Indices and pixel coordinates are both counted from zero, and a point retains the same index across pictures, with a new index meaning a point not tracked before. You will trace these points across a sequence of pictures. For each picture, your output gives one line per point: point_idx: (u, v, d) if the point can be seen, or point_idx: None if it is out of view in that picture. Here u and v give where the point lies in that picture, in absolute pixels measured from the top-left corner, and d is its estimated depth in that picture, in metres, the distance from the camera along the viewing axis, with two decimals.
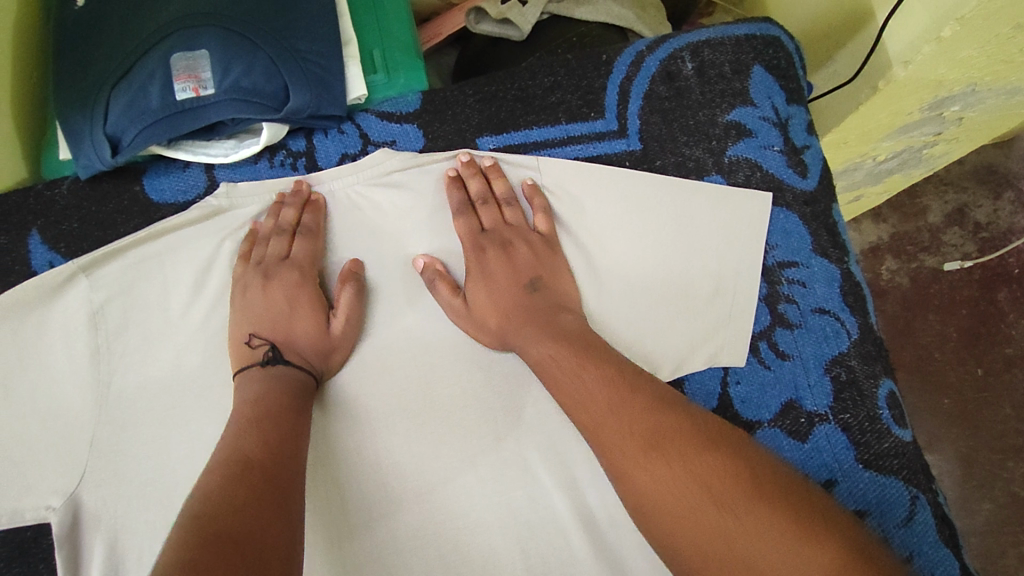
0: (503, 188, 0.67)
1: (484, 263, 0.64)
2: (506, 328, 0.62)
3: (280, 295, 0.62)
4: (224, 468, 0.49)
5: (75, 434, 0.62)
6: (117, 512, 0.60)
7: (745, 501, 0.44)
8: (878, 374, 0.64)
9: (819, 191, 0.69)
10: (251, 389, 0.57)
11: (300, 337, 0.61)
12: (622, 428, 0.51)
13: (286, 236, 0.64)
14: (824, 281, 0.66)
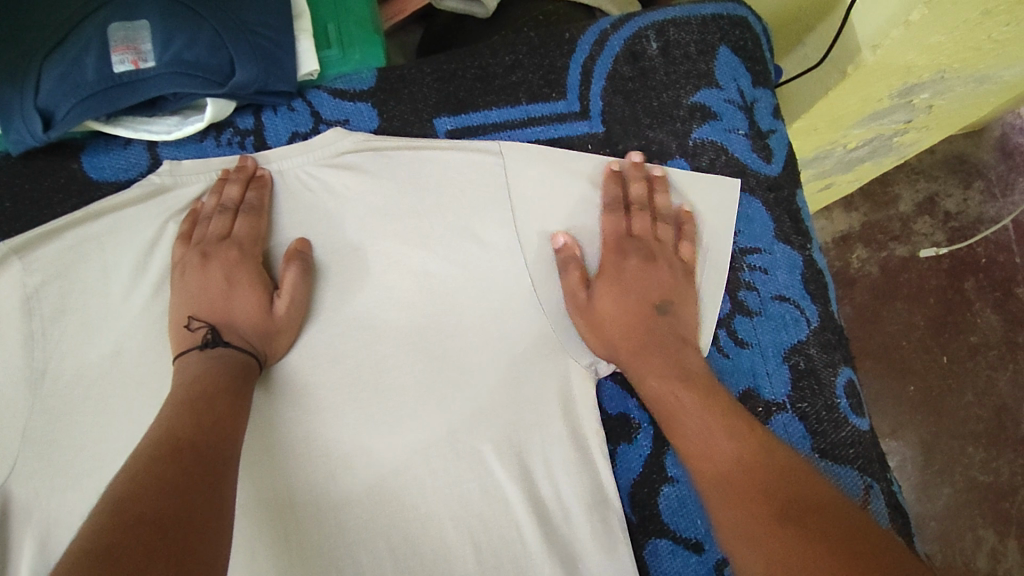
0: (663, 202, 0.65)
1: (622, 269, 0.61)
2: (622, 354, 0.59)
3: (219, 276, 0.59)
4: (155, 450, 0.47)
5: (6, 424, 0.58)
6: (48, 506, 0.57)
7: (816, 521, 0.44)
8: (837, 363, 0.63)
9: (783, 177, 0.68)
10: (184, 375, 0.55)
11: (241, 320, 0.58)
12: (703, 429, 0.52)
13: (229, 214, 0.61)
14: (786, 267, 0.65)
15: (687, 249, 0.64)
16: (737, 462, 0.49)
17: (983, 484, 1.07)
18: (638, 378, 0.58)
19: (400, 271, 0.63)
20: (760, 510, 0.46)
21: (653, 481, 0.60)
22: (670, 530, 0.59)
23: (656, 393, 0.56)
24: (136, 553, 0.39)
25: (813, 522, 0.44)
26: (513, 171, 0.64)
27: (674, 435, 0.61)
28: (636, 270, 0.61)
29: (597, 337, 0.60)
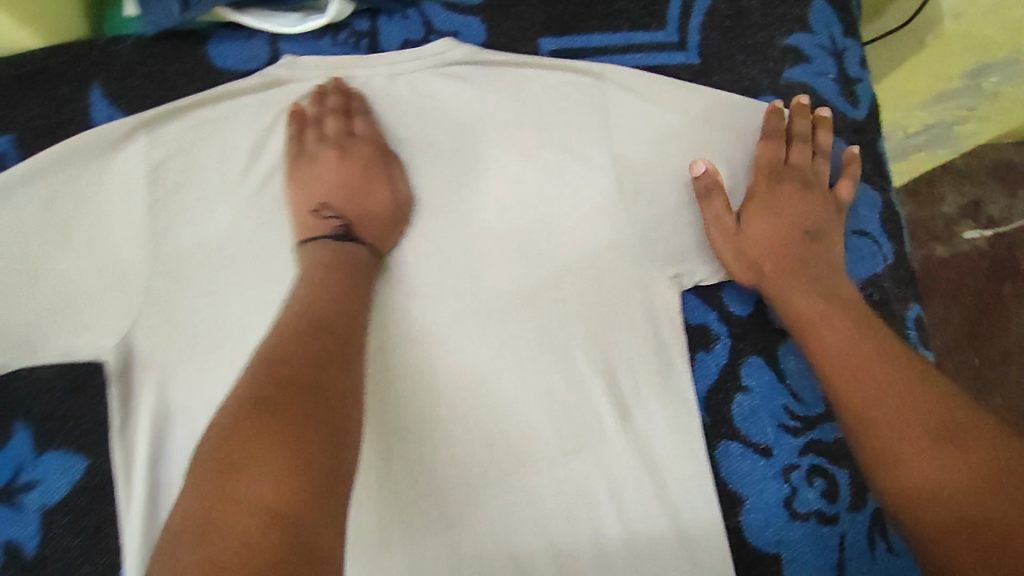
0: (824, 140, 0.68)
1: (773, 195, 0.65)
2: (769, 277, 0.63)
3: (355, 171, 0.64)
4: (296, 325, 0.51)
5: (128, 282, 0.63)
6: (166, 358, 0.62)
7: (952, 431, 0.50)
8: (908, 298, 0.66)
9: (868, 122, 0.71)
10: (313, 258, 0.59)
11: (376, 212, 0.63)
12: (850, 343, 0.57)
13: (341, 116, 0.65)
14: (866, 204, 0.68)
15: (845, 186, 0.67)
16: (885, 384, 0.54)
17: None
18: (781, 299, 0.62)
19: (499, 177, 0.66)
20: (916, 421, 0.51)
21: (728, 389, 0.64)
22: (741, 434, 0.63)
23: (800, 320, 0.61)
24: (290, 413, 0.44)
25: (946, 429, 0.50)
26: (611, 94, 0.67)
27: (749, 348, 0.64)
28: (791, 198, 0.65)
29: (737, 256, 0.64)
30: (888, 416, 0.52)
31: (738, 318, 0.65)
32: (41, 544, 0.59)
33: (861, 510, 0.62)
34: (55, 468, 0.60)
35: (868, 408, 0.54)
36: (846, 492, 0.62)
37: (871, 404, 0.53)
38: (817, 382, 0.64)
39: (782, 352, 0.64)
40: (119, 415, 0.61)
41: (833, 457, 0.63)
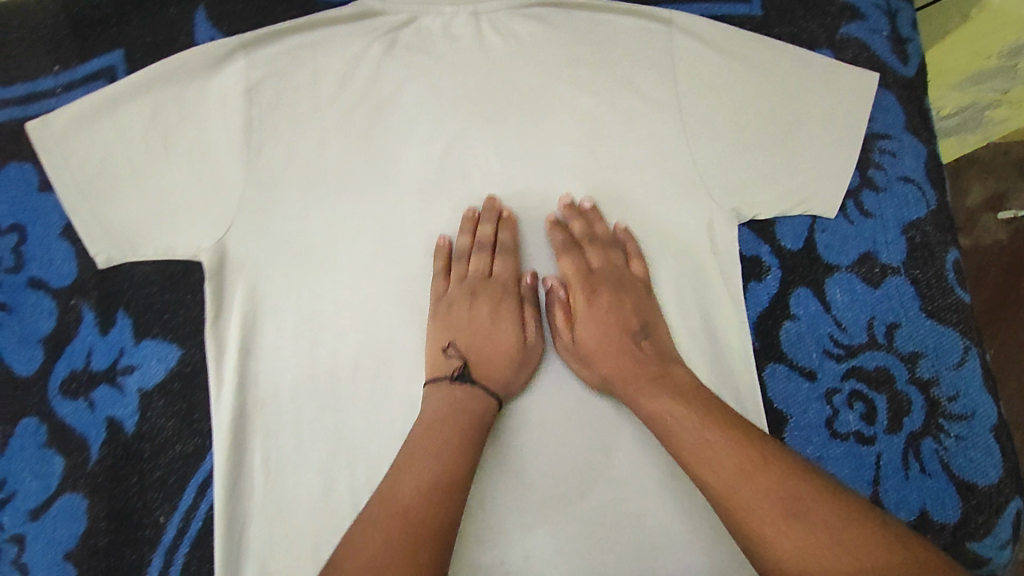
0: (604, 229, 0.69)
1: (592, 305, 0.66)
2: (617, 384, 0.63)
3: (485, 311, 0.67)
4: (455, 432, 0.60)
5: (223, 190, 0.67)
6: (256, 262, 0.66)
7: (827, 515, 0.51)
8: (948, 243, 0.70)
9: (917, 79, 0.75)
10: (431, 406, 0.62)
11: (498, 349, 0.65)
12: (696, 436, 0.58)
13: (445, 275, 0.68)
14: (912, 154, 0.72)
15: (639, 266, 0.68)
16: (739, 464, 0.55)
17: None
18: (631, 401, 0.62)
19: (570, 112, 0.71)
20: (764, 494, 0.53)
21: (777, 316, 0.68)
22: (788, 358, 0.67)
23: (652, 418, 0.61)
24: None
25: (818, 513, 0.51)
26: (679, 38, 0.72)
27: (799, 280, 0.69)
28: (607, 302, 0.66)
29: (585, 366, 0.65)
30: (757, 507, 0.53)
31: (789, 252, 0.69)
32: (139, 422, 0.64)
33: (897, 433, 0.66)
34: (152, 356, 0.65)
35: (731, 487, 0.54)
36: (884, 416, 0.66)
37: (733, 491, 0.54)
38: (860, 315, 0.68)
39: (829, 286, 0.69)
40: (212, 313, 0.65)
41: (874, 384, 0.67)
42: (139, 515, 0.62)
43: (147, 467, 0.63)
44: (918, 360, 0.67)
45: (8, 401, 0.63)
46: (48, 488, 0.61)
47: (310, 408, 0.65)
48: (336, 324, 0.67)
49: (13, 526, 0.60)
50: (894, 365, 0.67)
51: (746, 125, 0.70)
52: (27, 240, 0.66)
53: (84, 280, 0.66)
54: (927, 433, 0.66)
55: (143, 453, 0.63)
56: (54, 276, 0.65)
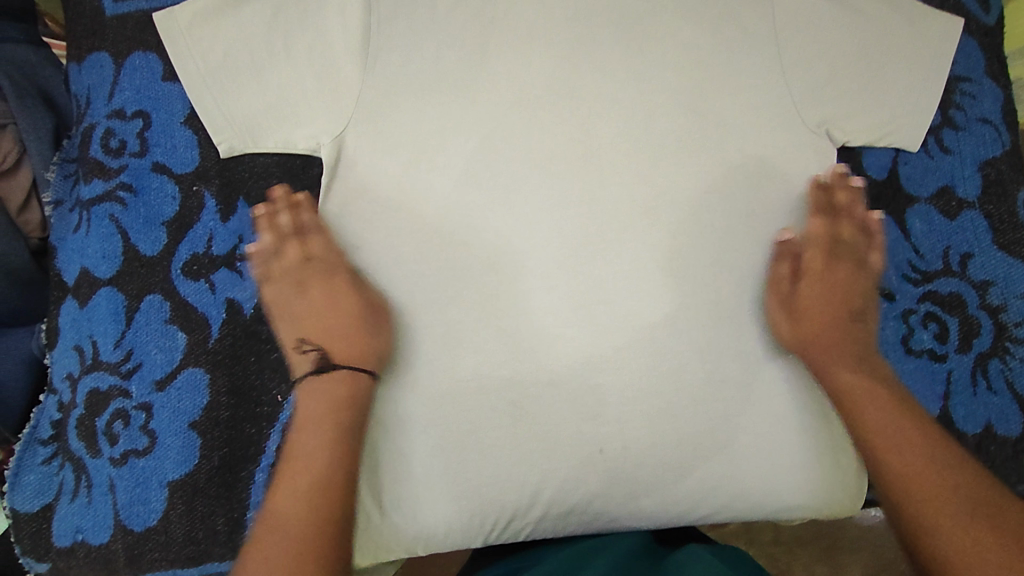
0: (860, 213, 0.72)
1: (828, 271, 0.71)
2: (811, 344, 0.68)
3: (835, 292, 0.71)
4: (319, 443, 0.60)
5: (342, 87, 0.68)
6: (371, 162, 0.68)
7: (993, 519, 0.57)
8: (1019, 182, 0.75)
9: (996, 29, 0.79)
10: (316, 408, 0.62)
11: (809, 305, 0.70)
12: (884, 421, 0.64)
13: (296, 239, 0.66)
14: (990, 97, 0.77)
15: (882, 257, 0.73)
16: (921, 462, 0.61)
17: None
18: (825, 371, 0.68)
19: (678, 37, 0.72)
20: (955, 503, 0.59)
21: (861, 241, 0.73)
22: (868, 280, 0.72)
23: (843, 390, 0.67)
24: None
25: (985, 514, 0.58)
26: None
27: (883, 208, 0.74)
28: (835, 277, 0.72)
29: (792, 320, 0.69)
30: (939, 503, 0.59)
31: (874, 181, 0.74)
32: (257, 306, 0.66)
33: (967, 353, 0.71)
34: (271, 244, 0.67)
35: (912, 480, 0.61)
36: (955, 336, 0.71)
37: (916, 487, 0.60)
38: (937, 243, 0.73)
39: (909, 215, 0.73)
40: (336, 205, 0.68)
41: (947, 307, 0.72)
42: (258, 392, 0.65)
43: (265, 348, 0.66)
44: (989, 288, 0.72)
45: (133, 278, 0.65)
46: (173, 361, 0.64)
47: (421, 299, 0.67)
48: (442, 225, 0.68)
49: (140, 395, 0.63)
50: (966, 292, 0.72)
51: (846, 57, 0.72)
52: (151, 127, 0.68)
53: (206, 168, 0.68)
54: (994, 354, 0.71)
55: (263, 335, 0.66)
56: (177, 163, 0.68)
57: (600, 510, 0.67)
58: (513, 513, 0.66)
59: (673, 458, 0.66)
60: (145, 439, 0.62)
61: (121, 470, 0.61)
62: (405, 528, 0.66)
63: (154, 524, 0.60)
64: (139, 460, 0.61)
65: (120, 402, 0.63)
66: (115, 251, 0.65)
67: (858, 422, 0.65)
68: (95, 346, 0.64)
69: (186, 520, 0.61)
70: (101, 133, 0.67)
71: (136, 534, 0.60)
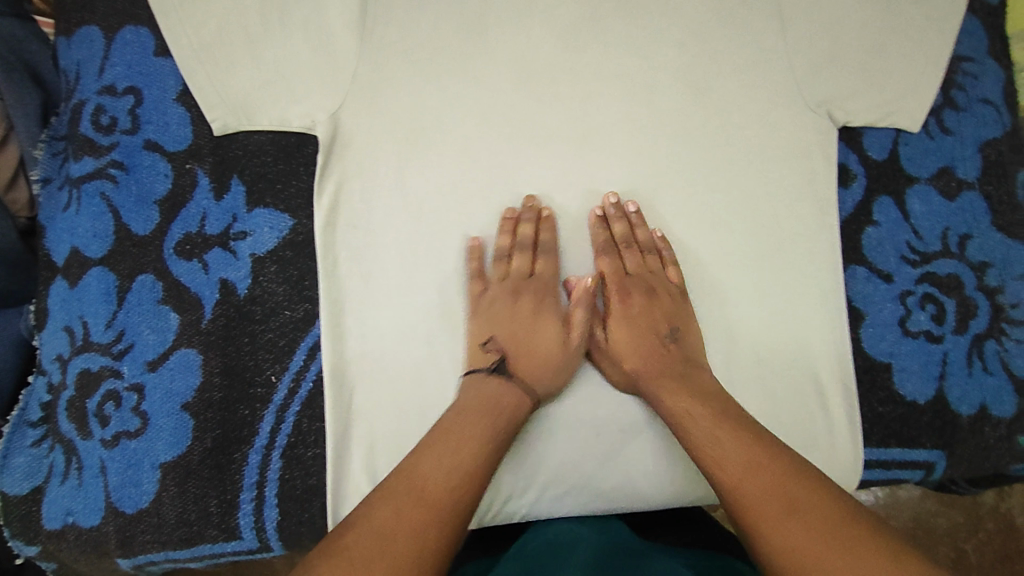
0: (642, 235, 0.68)
1: (630, 308, 0.67)
2: (640, 377, 0.63)
3: (627, 327, 0.66)
4: (493, 429, 0.56)
5: (339, 63, 0.66)
6: (369, 140, 0.67)
7: (809, 515, 0.48)
8: (1018, 164, 0.75)
9: (999, 10, 0.79)
10: (470, 397, 0.58)
11: (614, 351, 0.65)
12: (712, 432, 0.56)
13: (528, 254, 0.66)
14: (992, 78, 0.76)
15: (676, 271, 0.68)
16: (746, 460, 0.53)
17: (987, 506, 0.98)
18: (656, 397, 0.62)
19: (678, 17, 0.72)
20: (772, 500, 0.50)
21: (861, 222, 0.72)
22: (868, 260, 0.72)
23: (676, 414, 0.60)
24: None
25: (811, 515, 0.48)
26: None
27: (882, 189, 0.73)
28: (641, 305, 0.66)
29: (608, 366, 0.65)
30: (764, 508, 0.49)
31: (875, 161, 0.73)
32: (251, 286, 0.65)
33: (964, 334, 0.71)
34: (264, 224, 0.66)
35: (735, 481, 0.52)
36: (952, 317, 0.71)
37: (742, 493, 0.51)
38: (936, 224, 0.73)
39: (909, 195, 0.73)
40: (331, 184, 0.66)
41: (945, 288, 0.71)
42: (251, 373, 0.63)
43: (258, 329, 0.64)
44: (987, 270, 0.72)
45: (124, 258, 0.64)
46: (165, 342, 0.62)
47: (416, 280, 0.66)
48: (439, 205, 0.67)
49: (132, 376, 0.61)
50: (964, 273, 0.72)
51: (849, 37, 0.71)
52: (142, 103, 0.66)
53: (199, 146, 0.66)
54: (990, 335, 0.71)
55: (255, 315, 0.64)
56: (170, 140, 0.66)
57: (596, 491, 0.66)
58: (511, 496, 0.65)
59: (668, 436, 0.66)
60: (137, 420, 0.61)
61: (112, 451, 0.60)
62: None
63: (146, 506, 0.59)
64: (130, 441, 0.60)
65: (112, 382, 0.61)
66: (106, 229, 0.64)
67: (688, 440, 0.57)
68: (85, 327, 0.63)
69: (178, 502, 0.60)
70: (91, 109, 0.66)
71: (128, 515, 0.59)
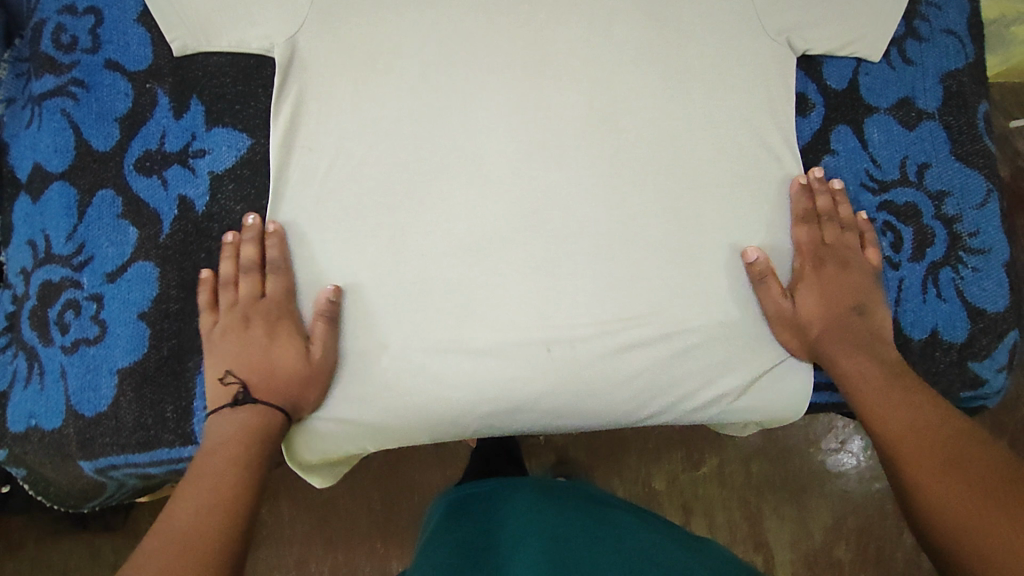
0: (847, 213, 0.71)
1: (821, 276, 0.69)
2: (824, 339, 0.67)
3: (835, 294, 0.68)
4: (231, 460, 0.58)
5: None
6: (325, 61, 0.67)
7: (970, 472, 0.53)
8: (980, 95, 0.75)
9: None
10: (214, 437, 0.59)
11: (806, 315, 0.68)
12: (883, 395, 0.62)
13: (254, 274, 0.64)
14: (956, 9, 0.76)
15: (875, 253, 0.70)
16: (923, 423, 0.59)
17: None
18: (831, 360, 0.66)
19: None
20: (935, 457, 0.56)
21: (818, 151, 0.73)
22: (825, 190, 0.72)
23: (841, 376, 0.65)
24: None
25: (972, 473, 0.53)
26: None
27: (841, 119, 0.73)
28: (835, 277, 0.69)
29: (794, 331, 0.68)
30: (921, 462, 0.56)
31: (834, 91, 0.73)
32: (209, 203, 0.66)
33: (919, 262, 0.71)
34: (223, 143, 0.67)
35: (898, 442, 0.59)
36: (909, 246, 0.71)
37: (905, 447, 0.58)
38: (895, 153, 0.73)
39: (868, 125, 0.73)
40: (287, 104, 0.67)
41: (902, 217, 0.72)
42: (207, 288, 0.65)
43: (215, 245, 0.66)
44: (945, 199, 0.72)
45: (85, 173, 0.65)
46: (124, 255, 0.64)
47: (369, 201, 0.66)
48: (396, 128, 0.67)
49: (91, 287, 0.63)
50: (922, 202, 0.72)
51: None
52: (103, 24, 0.67)
53: (159, 66, 0.67)
54: (946, 263, 0.71)
55: (212, 232, 0.66)
56: (130, 60, 0.67)
57: (548, 407, 0.67)
58: (456, 414, 0.66)
59: (623, 355, 0.67)
60: (96, 328, 0.63)
61: (72, 357, 0.62)
62: (353, 422, 0.66)
63: (105, 409, 0.61)
64: (90, 347, 0.62)
65: (72, 292, 0.63)
66: (67, 145, 0.65)
67: (856, 400, 0.64)
68: (47, 240, 0.64)
69: (135, 406, 0.62)
70: (52, 29, 0.67)
71: (87, 418, 0.61)
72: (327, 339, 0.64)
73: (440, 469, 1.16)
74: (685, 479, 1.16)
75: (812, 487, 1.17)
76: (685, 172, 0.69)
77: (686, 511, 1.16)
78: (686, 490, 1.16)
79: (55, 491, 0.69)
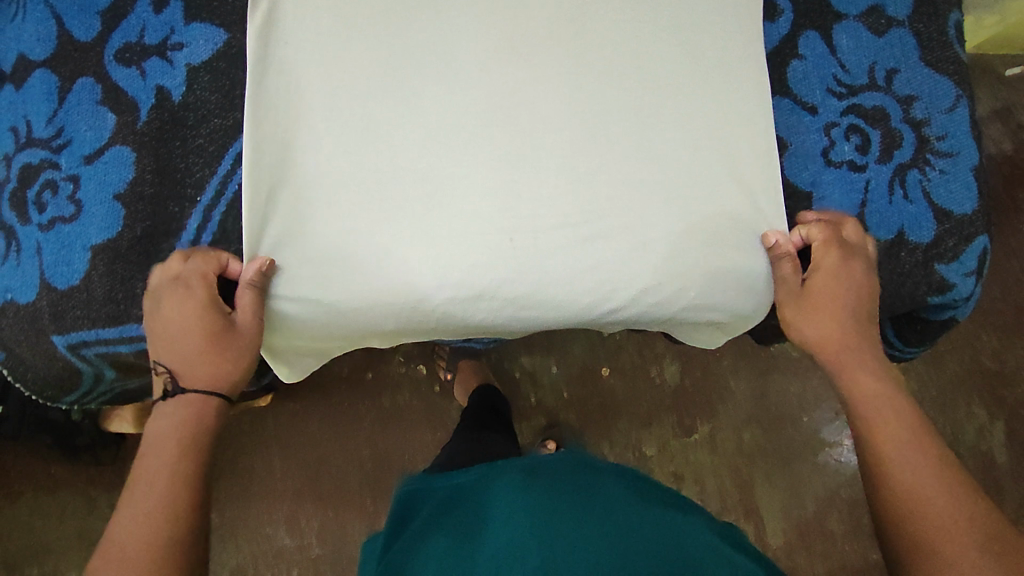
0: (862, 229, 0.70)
1: (839, 282, 0.68)
2: (837, 355, 0.68)
3: (847, 304, 0.68)
4: (189, 465, 0.60)
5: None
6: None
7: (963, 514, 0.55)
8: (951, 5, 0.75)
9: None
10: (156, 429, 0.62)
11: (820, 318, 0.68)
12: (890, 416, 0.62)
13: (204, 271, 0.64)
14: None
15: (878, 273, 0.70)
16: (923, 451, 0.59)
17: None
18: (845, 373, 0.67)
19: None
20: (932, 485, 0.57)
21: (787, 55, 0.74)
22: (793, 93, 0.73)
23: (851, 391, 0.66)
24: None
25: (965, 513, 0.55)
26: None
27: (810, 24, 0.74)
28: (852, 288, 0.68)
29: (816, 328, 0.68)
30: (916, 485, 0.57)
31: None
32: (185, 94, 0.68)
33: (886, 164, 0.72)
34: (200, 37, 0.68)
35: (896, 457, 0.59)
36: (876, 148, 0.72)
37: (898, 467, 0.59)
38: (863, 58, 0.73)
39: (837, 31, 0.74)
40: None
41: (870, 120, 0.72)
42: (182, 175, 0.67)
43: (190, 134, 0.67)
44: (914, 103, 0.72)
45: (67, 61, 0.67)
46: (101, 139, 0.66)
47: (340, 91, 0.67)
48: (368, 21, 0.68)
49: (69, 169, 0.65)
50: (890, 106, 0.72)
51: None
52: None
53: None
54: (914, 165, 0.72)
55: (187, 121, 0.68)
56: None
57: (512, 295, 0.68)
58: (420, 297, 0.67)
59: (586, 244, 0.68)
60: (72, 207, 0.65)
61: (48, 233, 0.64)
62: (315, 302, 0.67)
63: (77, 283, 0.64)
64: (65, 225, 0.64)
65: (50, 173, 0.65)
66: (50, 34, 0.68)
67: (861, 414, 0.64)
68: (28, 125, 0.66)
69: (106, 280, 0.64)
70: None
71: (60, 291, 0.64)
72: (248, 309, 0.64)
73: (430, 429, 1.17)
74: (676, 446, 1.17)
75: (806, 455, 1.18)
76: (654, 72, 0.70)
77: (676, 479, 1.16)
78: (677, 457, 1.17)
79: (33, 380, 0.70)
